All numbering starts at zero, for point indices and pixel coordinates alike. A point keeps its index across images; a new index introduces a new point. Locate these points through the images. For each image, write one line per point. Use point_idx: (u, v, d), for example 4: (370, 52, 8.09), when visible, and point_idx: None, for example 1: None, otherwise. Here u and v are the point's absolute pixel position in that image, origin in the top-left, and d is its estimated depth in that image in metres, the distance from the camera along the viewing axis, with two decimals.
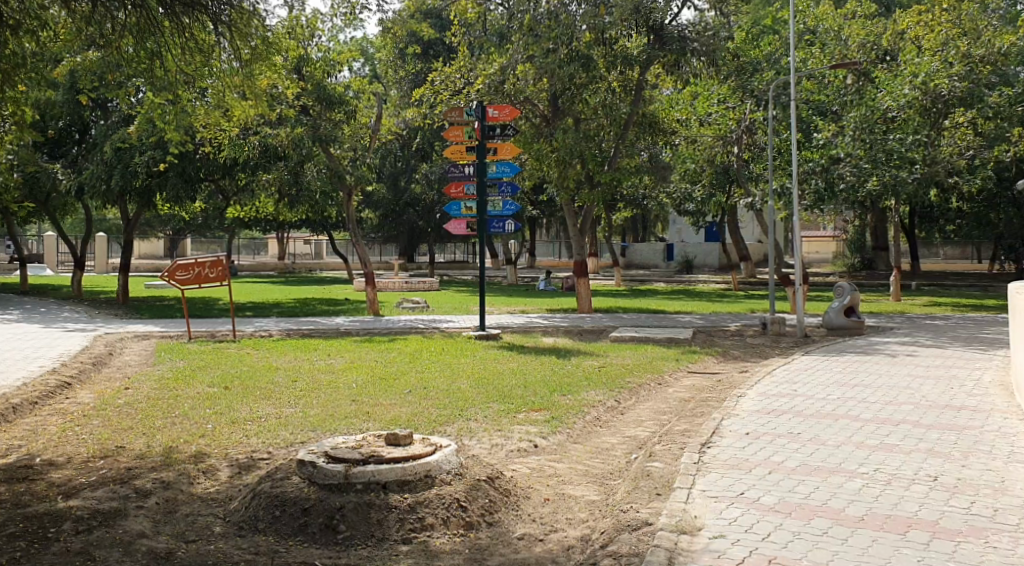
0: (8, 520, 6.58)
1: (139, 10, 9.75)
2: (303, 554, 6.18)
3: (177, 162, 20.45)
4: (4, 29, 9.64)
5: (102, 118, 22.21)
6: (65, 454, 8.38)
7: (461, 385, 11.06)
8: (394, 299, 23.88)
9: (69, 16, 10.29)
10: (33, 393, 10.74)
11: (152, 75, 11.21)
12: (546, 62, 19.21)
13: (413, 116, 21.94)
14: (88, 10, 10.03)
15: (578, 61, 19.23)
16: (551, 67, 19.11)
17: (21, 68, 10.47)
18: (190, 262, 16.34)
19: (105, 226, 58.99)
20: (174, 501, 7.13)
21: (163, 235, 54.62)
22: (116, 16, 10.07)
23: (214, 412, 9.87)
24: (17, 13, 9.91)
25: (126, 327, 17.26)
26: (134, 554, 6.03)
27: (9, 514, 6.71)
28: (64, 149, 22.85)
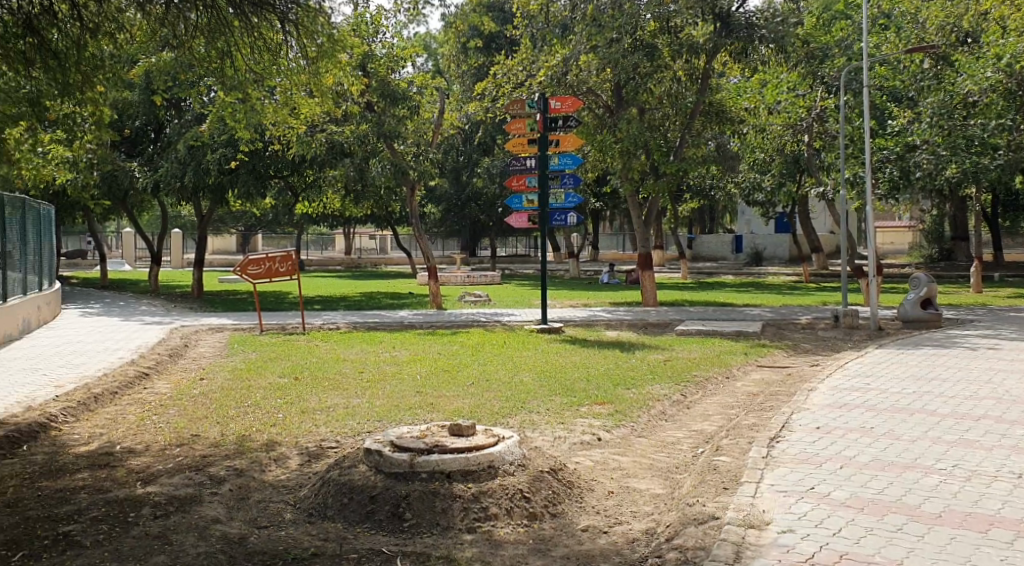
0: (89, 505, 6.74)
1: (210, 10, 9.93)
2: (370, 541, 6.24)
3: (246, 158, 20.67)
4: (84, 33, 9.94)
5: (176, 118, 22.38)
6: (144, 442, 8.55)
7: (524, 378, 11.07)
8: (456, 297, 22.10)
9: (144, 18, 10.54)
10: (113, 384, 10.98)
11: (224, 75, 11.41)
12: (611, 52, 19.03)
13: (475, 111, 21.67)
14: (161, 11, 10.13)
15: (642, 51, 19.06)
16: (614, 56, 18.90)
17: (101, 71, 10.70)
18: (262, 256, 16.55)
19: (180, 222, 60.32)
20: (247, 488, 7.24)
21: (235, 231, 55.66)
22: (189, 17, 10.27)
23: (286, 402, 10.04)
24: (96, 18, 10.06)
25: (200, 319, 17.56)
26: (208, 539, 6.15)
27: (91, 499, 6.89)
28: (141, 148, 23.18)
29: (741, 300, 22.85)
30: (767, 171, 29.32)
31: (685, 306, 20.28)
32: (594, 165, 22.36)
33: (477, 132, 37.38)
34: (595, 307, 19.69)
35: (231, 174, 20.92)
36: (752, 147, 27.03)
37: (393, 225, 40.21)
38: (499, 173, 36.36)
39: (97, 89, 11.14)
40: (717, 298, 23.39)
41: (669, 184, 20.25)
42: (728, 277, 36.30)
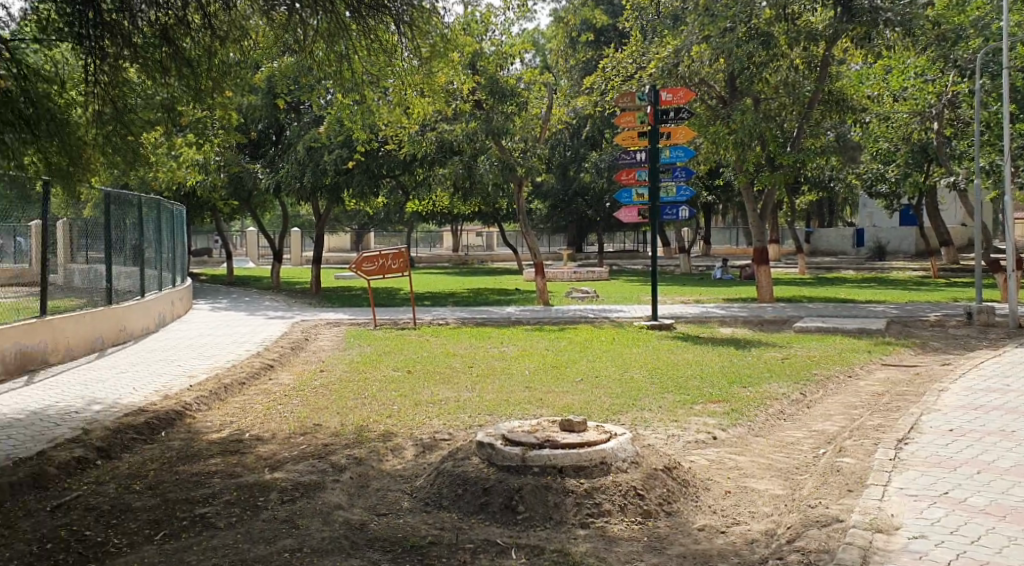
0: (223, 488, 7.98)
1: (330, 15, 10.25)
2: (484, 532, 7.01)
3: (363, 159, 20.63)
4: (213, 38, 10.39)
5: (296, 120, 22.18)
6: (272, 430, 9.94)
7: (635, 374, 10.95)
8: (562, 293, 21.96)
9: (268, 24, 10.77)
10: (242, 375, 12.36)
11: (342, 80, 11.71)
12: (723, 42, 18.49)
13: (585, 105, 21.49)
14: (285, 17, 10.50)
15: (757, 39, 18.49)
16: (729, 46, 18.34)
17: (229, 77, 11.13)
18: (376, 254, 16.85)
19: (298, 222, 62.02)
20: (365, 476, 8.39)
21: (349, 229, 56.91)
22: (310, 23, 10.58)
23: (400, 395, 11.24)
24: (225, 26, 10.58)
25: (318, 314, 18.10)
26: (331, 525, 7.21)
27: (228, 482, 8.15)
28: (263, 150, 23.24)
29: (864, 296, 22.10)
30: (891, 161, 28.22)
31: (804, 302, 19.77)
32: (707, 158, 21.94)
33: (584, 128, 37.10)
34: (709, 304, 19.42)
35: (347, 175, 20.93)
36: (875, 136, 26.07)
37: (502, 222, 40.49)
38: (607, 167, 36.05)
39: (226, 94, 11.63)
40: (838, 294, 22.70)
41: (787, 175, 19.70)
42: (851, 272, 35.18)
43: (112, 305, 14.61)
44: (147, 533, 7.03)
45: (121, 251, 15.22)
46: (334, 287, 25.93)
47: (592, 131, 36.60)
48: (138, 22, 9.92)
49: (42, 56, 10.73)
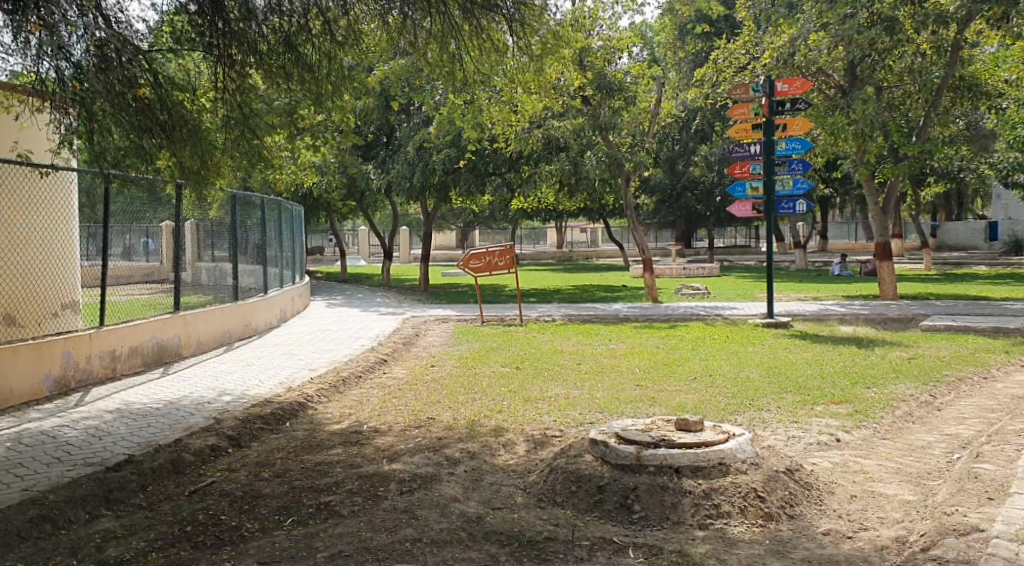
0: (344, 479, 8.27)
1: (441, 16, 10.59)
2: (600, 530, 7.07)
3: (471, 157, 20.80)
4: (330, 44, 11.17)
5: (407, 121, 22.48)
6: (387, 422, 10.20)
7: (751, 373, 10.69)
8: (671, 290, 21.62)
9: (381, 27, 11.33)
10: (358, 369, 12.76)
11: (452, 78, 11.92)
12: (845, 28, 17.91)
13: (697, 97, 21.16)
14: (397, 21, 10.92)
15: (881, 25, 17.66)
16: (850, 32, 17.77)
17: (346, 81, 11.86)
18: (482, 250, 16.91)
19: (407, 220, 63.08)
20: (480, 470, 8.54)
21: (457, 226, 57.57)
22: (422, 25, 10.91)
23: (510, 390, 11.24)
24: (345, 34, 11.17)
25: (427, 310, 18.33)
26: (450, 517, 7.39)
27: (348, 473, 8.44)
28: (375, 151, 23.66)
29: (995, 293, 21.14)
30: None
31: (930, 300, 19.04)
32: (824, 150, 21.35)
33: (692, 121, 36.47)
34: (825, 301, 18.92)
35: (454, 174, 21.13)
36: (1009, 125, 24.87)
37: (609, 218, 40.26)
38: (718, 160, 35.49)
39: (346, 98, 12.31)
40: (965, 291, 21.78)
41: (912, 166, 18.97)
42: (978, 268, 33.76)
43: (238, 301, 15.23)
44: (276, 519, 7.39)
45: (246, 251, 15.79)
46: (445, 283, 26.26)
47: (701, 124, 35.95)
48: (261, 30, 10.70)
49: (177, 67, 11.62)
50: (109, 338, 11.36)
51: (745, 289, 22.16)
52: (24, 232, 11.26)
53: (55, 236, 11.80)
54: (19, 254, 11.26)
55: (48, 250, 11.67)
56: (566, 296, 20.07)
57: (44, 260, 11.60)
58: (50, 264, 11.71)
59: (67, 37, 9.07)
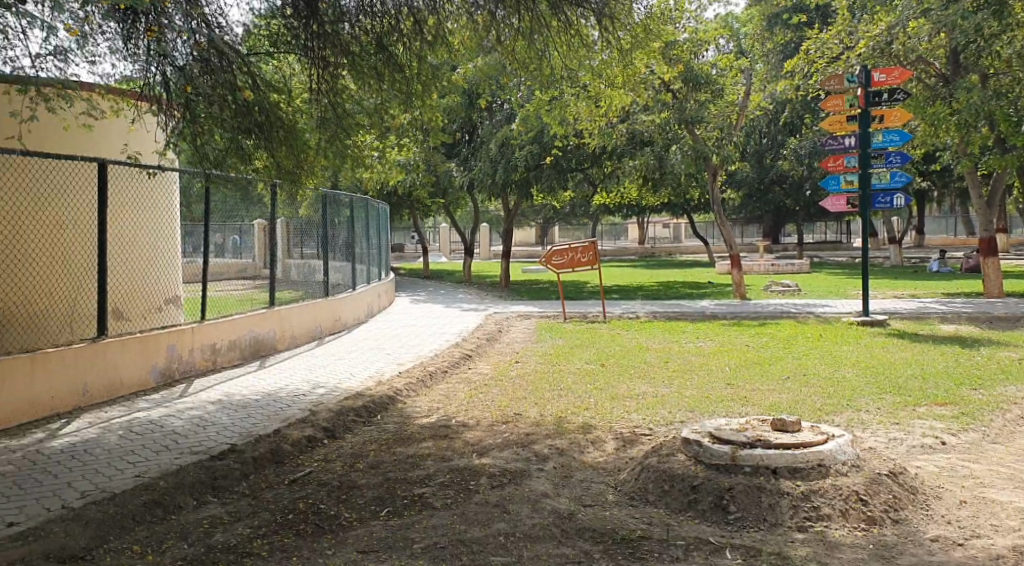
0: (436, 472, 8.33)
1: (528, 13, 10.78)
2: (695, 530, 7.00)
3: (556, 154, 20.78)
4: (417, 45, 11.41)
5: (489, 118, 22.53)
6: (474, 417, 10.24)
7: (847, 373, 10.45)
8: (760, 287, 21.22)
9: (468, 27, 11.43)
10: (444, 364, 12.85)
11: (541, 74, 11.91)
12: (948, 14, 16.82)
13: (787, 90, 20.76)
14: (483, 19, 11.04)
15: (989, 9, 16.50)
16: (953, 18, 16.67)
17: (437, 81, 12.08)
18: (565, 246, 16.86)
19: (488, 216, 63.35)
20: (570, 466, 8.50)
21: (538, 223, 57.60)
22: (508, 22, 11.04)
23: (596, 387, 11.18)
24: (434, 38, 11.26)
25: (511, 306, 18.37)
26: (542, 512, 7.38)
27: (439, 466, 8.50)
28: (457, 148, 23.78)
29: None
30: None
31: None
32: (921, 142, 20.76)
33: (780, 113, 35.74)
34: (922, 298, 18.39)
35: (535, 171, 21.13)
36: None
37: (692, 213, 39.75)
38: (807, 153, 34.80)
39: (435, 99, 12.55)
40: None
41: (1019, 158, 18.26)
42: None
43: (328, 296, 15.55)
44: (372, 509, 7.48)
45: (335, 249, 16.03)
46: (527, 280, 26.28)
47: (790, 117, 35.21)
48: (354, 31, 10.99)
49: (274, 70, 12.08)
50: (210, 332, 11.75)
51: (837, 286, 21.70)
52: (131, 232, 11.35)
53: (159, 234, 11.84)
54: (126, 256, 11.33)
55: (153, 249, 11.72)
56: (650, 293, 19.91)
57: (149, 260, 11.64)
58: (154, 264, 11.75)
59: (167, 37, 9.59)
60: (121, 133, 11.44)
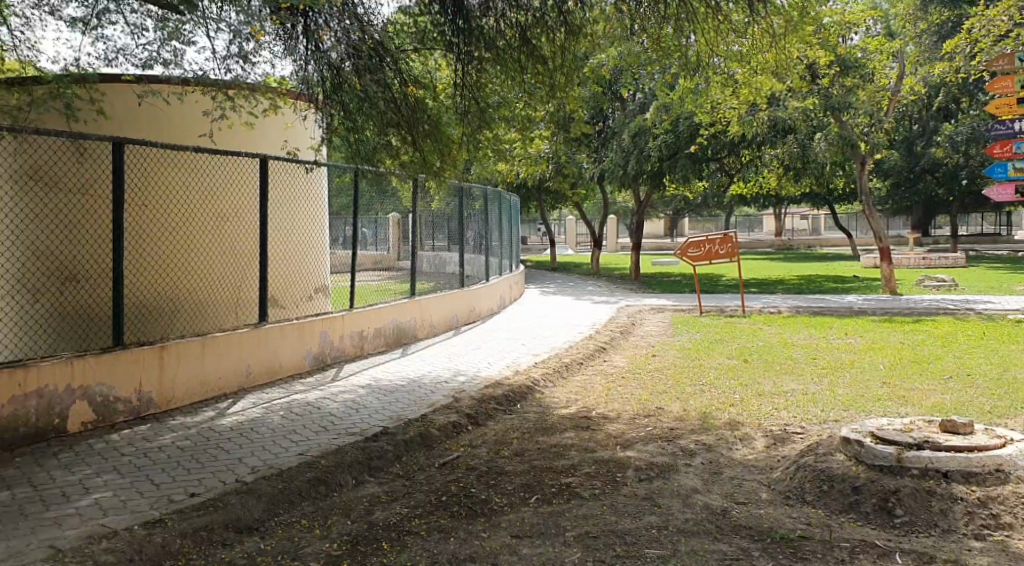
0: (582, 462, 8.22)
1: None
2: (858, 532, 6.71)
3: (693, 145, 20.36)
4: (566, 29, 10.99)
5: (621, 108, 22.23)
6: (615, 410, 10.08)
7: (1016, 373, 9.87)
8: (910, 283, 20.24)
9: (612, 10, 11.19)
10: (579, 356, 12.73)
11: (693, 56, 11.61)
12: None
13: (942, 73, 19.71)
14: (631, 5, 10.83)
15: None
16: None
17: (583, 65, 11.85)
18: (702, 238, 16.46)
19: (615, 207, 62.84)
20: (718, 463, 8.25)
21: (668, 215, 56.85)
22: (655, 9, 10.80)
23: (740, 383, 10.88)
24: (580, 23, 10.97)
25: (644, 299, 18.13)
26: (694, 508, 7.19)
27: (584, 456, 8.39)
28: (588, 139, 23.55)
29: None
30: None
31: None
32: None
33: (936, 98, 34.04)
34: None
35: (670, 160, 20.37)
36: None
37: (834, 203, 38.34)
38: (964, 140, 33.00)
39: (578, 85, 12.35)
40: None
41: None
42: None
43: (463, 287, 15.68)
44: (522, 496, 7.42)
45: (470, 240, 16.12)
46: (659, 272, 25.89)
47: (945, 101, 33.53)
48: (499, 25, 10.89)
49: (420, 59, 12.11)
50: (357, 320, 12.01)
51: (993, 282, 20.62)
52: (285, 220, 11.62)
53: (307, 219, 12.10)
54: (283, 241, 11.70)
55: (302, 236, 11.99)
56: (790, 287, 19.31)
57: (302, 246, 12.00)
58: (304, 248, 12.06)
59: (319, 39, 10.30)
60: (279, 131, 11.70)
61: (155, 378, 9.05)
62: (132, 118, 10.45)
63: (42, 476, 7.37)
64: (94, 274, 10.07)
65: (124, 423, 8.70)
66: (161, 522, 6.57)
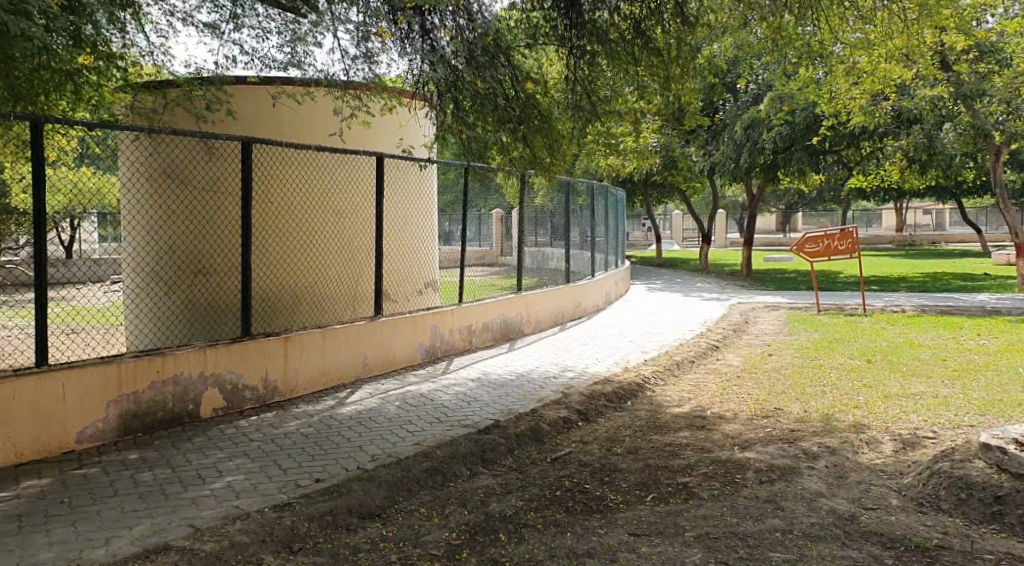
0: (698, 462, 7.92)
1: None
2: (1002, 546, 6.32)
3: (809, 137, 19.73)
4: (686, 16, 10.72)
5: (733, 100, 21.70)
6: (731, 410, 9.72)
7: None
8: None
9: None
10: (691, 354, 12.38)
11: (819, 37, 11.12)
12: None
13: None
14: None
15: None
16: None
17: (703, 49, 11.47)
18: (820, 233, 15.87)
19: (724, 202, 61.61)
20: (844, 467, 7.84)
21: (781, 211, 55.41)
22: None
23: (864, 385, 10.37)
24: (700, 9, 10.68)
25: (757, 296, 17.60)
26: (819, 512, 6.84)
27: (701, 456, 8.08)
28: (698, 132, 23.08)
29: None
30: None
31: None
32: None
33: None
34: None
35: (785, 152, 19.69)
36: None
37: (961, 196, 36.61)
38: None
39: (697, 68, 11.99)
40: None
41: None
42: None
43: (570, 283, 15.53)
44: (637, 494, 7.18)
45: (577, 235, 15.95)
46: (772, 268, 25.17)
47: None
48: (613, 17, 10.79)
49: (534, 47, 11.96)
50: (468, 313, 11.96)
51: None
52: (401, 215, 11.56)
53: (421, 222, 11.96)
54: (398, 237, 11.62)
55: (417, 233, 11.90)
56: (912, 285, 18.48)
57: (417, 242, 11.87)
58: (419, 244, 11.94)
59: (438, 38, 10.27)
60: (394, 130, 11.61)
61: (280, 365, 9.13)
62: (257, 117, 10.56)
63: (177, 459, 7.53)
64: (224, 268, 10.20)
65: (252, 410, 8.82)
66: (289, 506, 6.66)
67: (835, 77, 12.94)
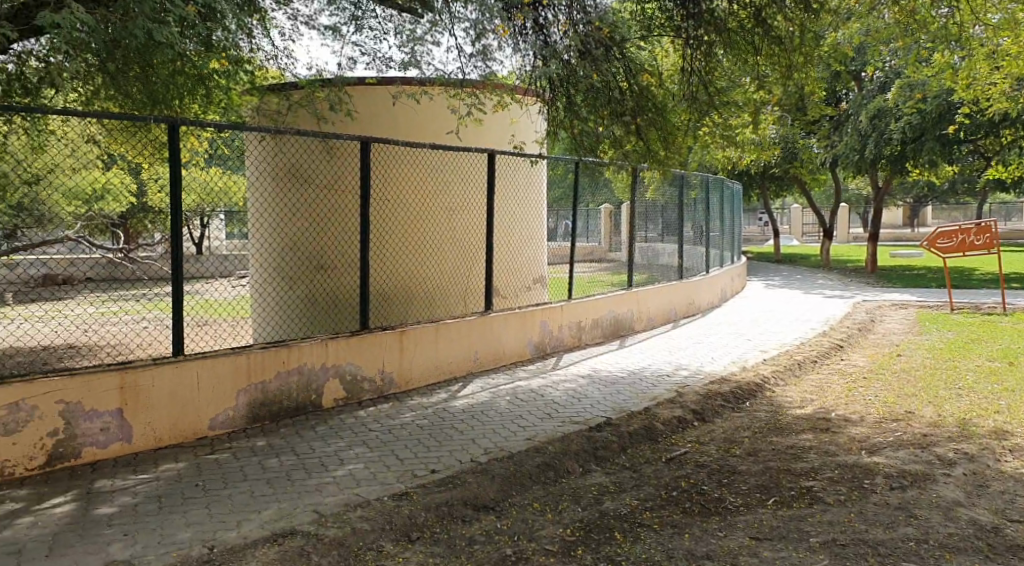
0: (823, 466, 7.44)
1: None
2: None
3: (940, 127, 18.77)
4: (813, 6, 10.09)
5: (858, 88, 20.81)
6: (857, 412, 9.16)
7: None
8: None
9: None
10: (813, 353, 11.79)
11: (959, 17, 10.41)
12: None
13: None
14: None
15: None
16: None
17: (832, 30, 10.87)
18: (954, 228, 14.96)
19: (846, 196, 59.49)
20: (984, 476, 7.24)
21: (907, 205, 53.14)
22: None
23: (1005, 389, 9.65)
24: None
25: (883, 294, 16.76)
26: (959, 522, 6.30)
27: (825, 460, 7.59)
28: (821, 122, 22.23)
29: None
30: None
31: None
32: None
33: None
34: None
35: (915, 142, 18.73)
36: None
37: None
38: None
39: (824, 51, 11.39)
40: None
41: None
42: None
43: (684, 279, 15.09)
44: (758, 497, 6.77)
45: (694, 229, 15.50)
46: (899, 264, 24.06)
47: None
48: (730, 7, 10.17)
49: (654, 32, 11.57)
50: (577, 310, 11.69)
51: None
52: (512, 213, 11.34)
53: (530, 224, 11.73)
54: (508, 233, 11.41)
55: (527, 232, 11.66)
56: None
57: (526, 240, 11.63)
58: (529, 242, 11.70)
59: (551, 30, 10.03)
60: (505, 126, 11.40)
61: (395, 359, 9.02)
62: (374, 111, 10.47)
63: (303, 446, 7.49)
64: (347, 264, 10.10)
65: (371, 401, 8.74)
66: (407, 495, 6.55)
67: (977, 59, 12.12)
